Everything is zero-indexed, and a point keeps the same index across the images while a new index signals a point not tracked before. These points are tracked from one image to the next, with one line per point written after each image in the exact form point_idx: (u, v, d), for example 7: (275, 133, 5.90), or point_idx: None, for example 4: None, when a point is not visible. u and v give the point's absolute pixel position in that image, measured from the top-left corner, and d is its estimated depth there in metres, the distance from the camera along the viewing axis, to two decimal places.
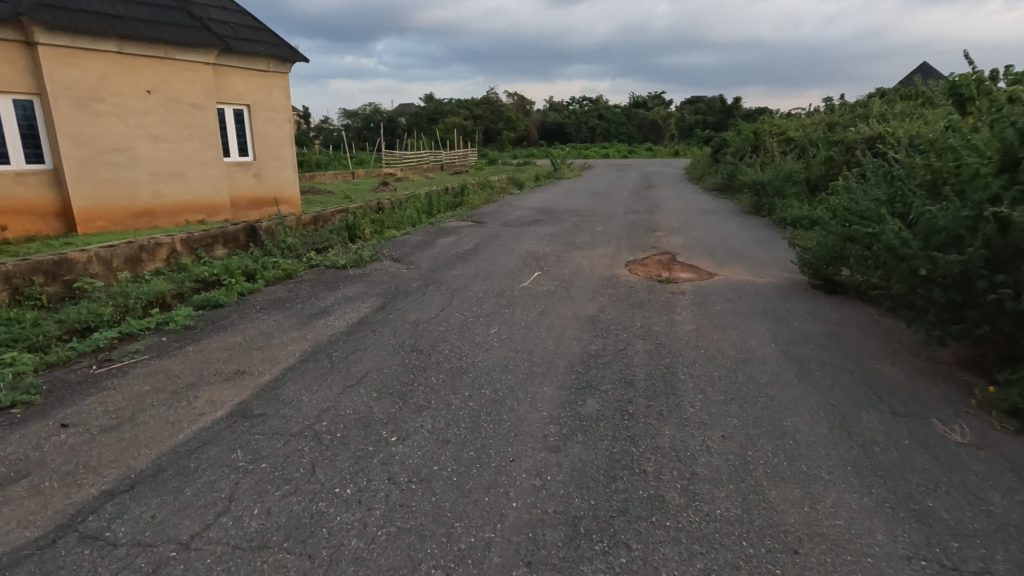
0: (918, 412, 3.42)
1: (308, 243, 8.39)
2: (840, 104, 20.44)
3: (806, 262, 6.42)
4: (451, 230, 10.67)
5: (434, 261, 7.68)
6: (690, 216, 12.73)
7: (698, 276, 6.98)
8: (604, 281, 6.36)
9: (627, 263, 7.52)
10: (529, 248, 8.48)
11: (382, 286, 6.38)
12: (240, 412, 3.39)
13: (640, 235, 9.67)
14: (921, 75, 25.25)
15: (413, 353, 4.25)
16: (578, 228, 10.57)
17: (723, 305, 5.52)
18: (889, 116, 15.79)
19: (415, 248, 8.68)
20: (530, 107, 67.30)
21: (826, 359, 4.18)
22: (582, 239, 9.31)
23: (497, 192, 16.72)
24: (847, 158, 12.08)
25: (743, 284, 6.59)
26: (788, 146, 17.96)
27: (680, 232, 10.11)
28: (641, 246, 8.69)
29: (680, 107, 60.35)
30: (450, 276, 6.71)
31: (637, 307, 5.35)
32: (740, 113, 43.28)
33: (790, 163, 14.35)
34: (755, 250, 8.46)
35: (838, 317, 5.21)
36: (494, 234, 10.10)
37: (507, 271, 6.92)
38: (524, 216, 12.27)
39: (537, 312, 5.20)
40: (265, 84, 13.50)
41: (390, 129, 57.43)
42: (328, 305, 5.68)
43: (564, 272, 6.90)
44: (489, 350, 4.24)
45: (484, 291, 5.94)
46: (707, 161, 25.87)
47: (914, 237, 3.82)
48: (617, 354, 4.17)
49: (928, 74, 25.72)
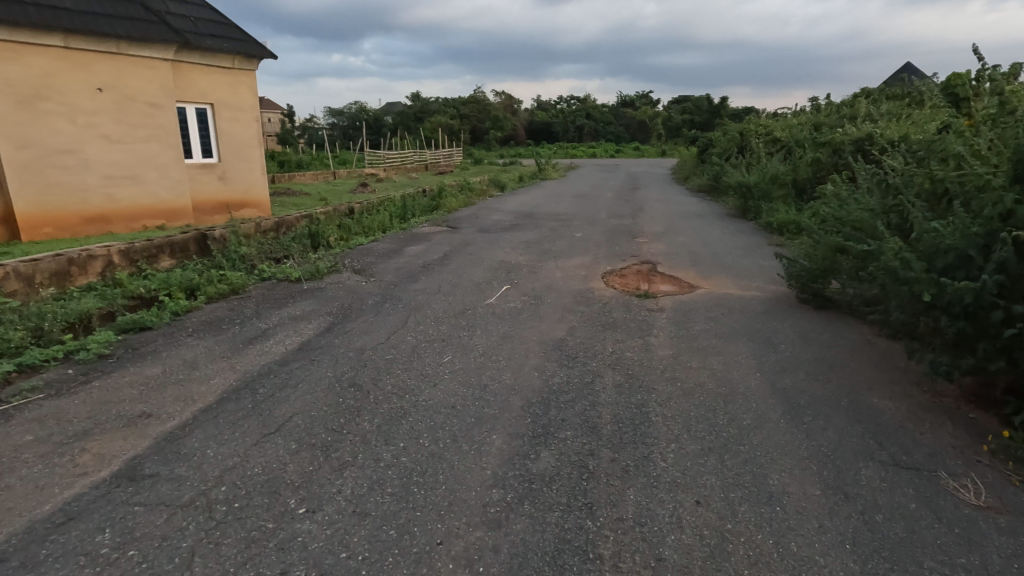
0: (923, 462, 2.97)
1: (264, 253, 7.80)
2: (827, 104, 20.17)
3: (793, 274, 5.97)
4: (424, 236, 10.12)
5: (398, 273, 7.14)
6: (674, 220, 12.31)
7: (678, 288, 6.51)
8: (577, 297, 5.87)
9: (604, 274, 7.03)
10: (501, 257, 7.97)
11: (334, 304, 5.84)
12: (127, 472, 2.84)
13: (620, 242, 9.20)
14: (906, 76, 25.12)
15: (351, 389, 3.72)
16: (557, 234, 10.07)
17: (703, 325, 5.04)
18: (877, 117, 15.46)
19: (381, 258, 8.14)
20: (517, 106, 66.80)
21: (817, 394, 3.71)
22: (559, 246, 8.81)
23: (476, 195, 16.19)
24: (835, 161, 11.70)
25: (726, 298, 6.12)
26: (775, 147, 17.59)
27: (662, 239, 9.66)
28: (620, 254, 8.22)
29: (668, 107, 60.13)
30: (411, 291, 6.19)
31: (609, 329, 4.86)
32: (727, 112, 43.07)
33: (776, 165, 13.97)
34: (740, 259, 8.01)
35: (829, 339, 4.75)
36: (467, 241, 9.57)
37: (474, 284, 6.41)
38: (502, 221, 11.75)
39: (499, 335, 4.69)
40: (230, 82, 12.86)
41: (375, 128, 56.62)
42: (270, 327, 5.13)
43: (535, 285, 6.41)
44: (437, 385, 3.73)
45: (444, 310, 5.42)
46: (694, 161, 25.49)
47: (917, 257, 3.36)
48: (582, 389, 3.67)
49: (914, 74, 25.53)
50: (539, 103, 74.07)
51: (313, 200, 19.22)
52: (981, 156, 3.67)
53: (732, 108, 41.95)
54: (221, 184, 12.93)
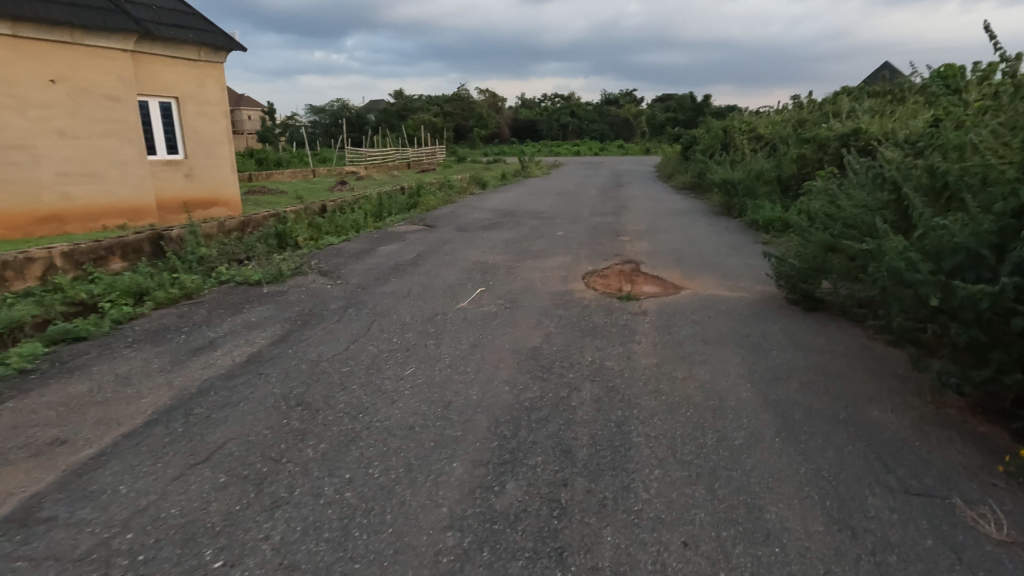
0: (934, 487, 2.65)
1: (224, 254, 7.33)
2: (809, 101, 20.10)
3: (782, 274, 5.66)
4: (398, 235, 9.70)
5: (367, 274, 6.73)
6: (658, 217, 12.03)
7: (662, 289, 6.18)
8: (555, 300, 5.52)
9: (584, 274, 6.68)
10: (478, 256, 7.60)
11: (294, 309, 5.41)
12: (20, 516, 2.42)
13: (603, 241, 8.87)
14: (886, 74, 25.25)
15: (298, 407, 3.32)
16: (537, 233, 9.71)
17: (689, 329, 4.72)
18: (860, 114, 15.33)
19: (350, 259, 7.71)
20: (502, 103, 66.37)
21: (813, 407, 3.40)
22: (539, 246, 8.45)
23: (457, 193, 15.77)
24: (819, 158, 11.51)
25: (713, 300, 5.81)
26: (759, 144, 17.42)
27: (646, 237, 9.35)
28: (601, 254, 7.89)
29: (652, 105, 60.16)
30: (379, 294, 5.78)
31: (588, 334, 4.52)
32: (710, 110, 43.06)
33: (761, 162, 13.77)
34: (726, 258, 7.72)
35: (822, 344, 4.46)
36: (444, 240, 9.17)
37: (446, 286, 6.02)
38: (481, 219, 11.36)
39: (468, 343, 4.32)
40: (196, 75, 12.29)
41: (357, 125, 55.81)
42: (220, 335, 4.69)
43: (511, 287, 6.04)
44: (395, 402, 3.34)
45: (412, 315, 5.04)
46: (677, 158, 25.30)
47: (923, 257, 3.05)
48: (557, 405, 3.31)
49: (896, 71, 25.57)
50: (523, 101, 73.70)
51: (288, 198, 18.63)
52: (987, 147, 3.38)
53: (715, 106, 41.95)
54: (188, 182, 12.37)
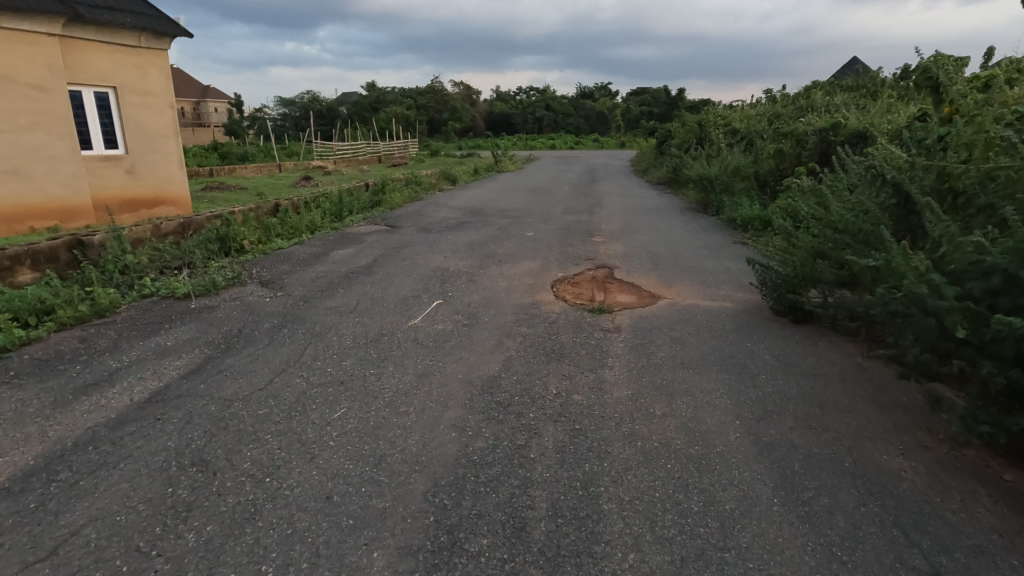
0: (968, 565, 2.17)
1: (154, 262, 6.56)
2: (782, 95, 19.92)
3: (766, 283, 5.17)
4: (357, 237, 9.01)
5: (313, 284, 6.06)
6: (632, 215, 11.56)
7: (637, 299, 5.66)
8: (519, 315, 4.93)
9: (553, 282, 6.12)
10: (438, 261, 6.98)
11: (222, 329, 4.74)
12: None
13: (575, 243, 8.33)
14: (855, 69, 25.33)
15: (192, 469, 2.68)
16: (506, 234, 9.13)
17: (667, 349, 4.19)
18: (835, 108, 15.09)
19: (298, 265, 7.02)
20: (476, 96, 65.40)
21: (814, 452, 2.90)
22: (506, 249, 7.87)
23: (424, 190, 15.08)
24: (797, 153, 11.19)
25: (693, 311, 5.30)
26: (734, 139, 17.10)
27: (620, 238, 8.84)
28: (573, 257, 7.35)
29: (626, 98, 59.99)
30: (322, 309, 5.13)
31: (554, 359, 3.95)
32: (684, 104, 42.96)
33: (737, 157, 13.44)
34: (705, 262, 7.26)
35: (815, 367, 3.98)
36: (404, 242, 8.52)
37: (399, 298, 5.41)
38: (448, 219, 10.74)
39: (415, 372, 3.72)
40: (137, 63, 11.35)
41: (327, 118, 54.34)
42: (124, 365, 4.00)
43: (472, 299, 5.45)
44: (314, 459, 2.73)
45: (355, 336, 4.40)
46: (652, 153, 24.95)
47: (947, 277, 2.55)
48: (512, 459, 2.74)
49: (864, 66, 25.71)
50: (498, 94, 72.84)
51: (247, 196, 17.66)
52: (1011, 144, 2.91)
53: (689, 100, 41.85)
54: (130, 179, 11.45)
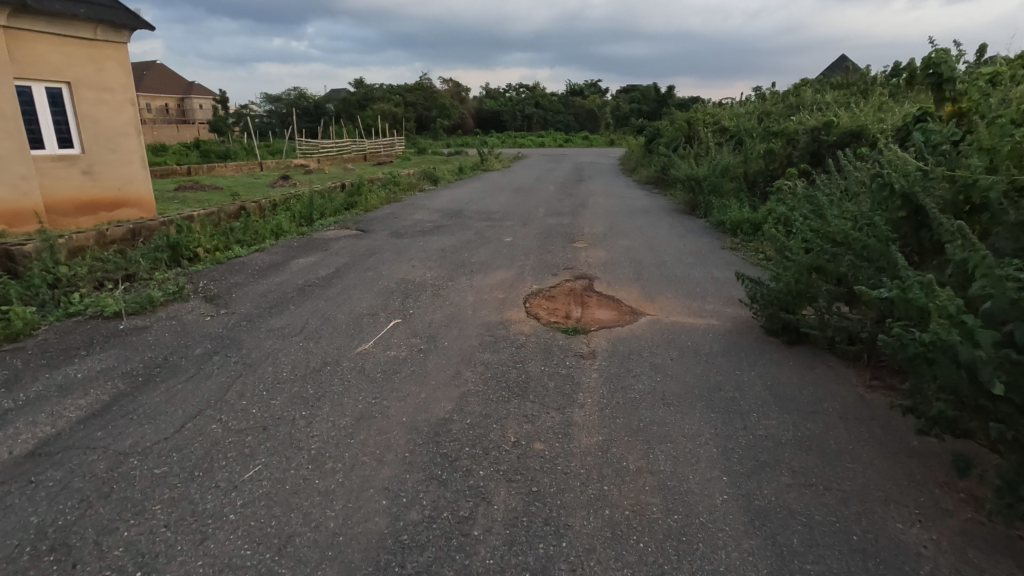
0: None
1: (91, 274, 5.99)
2: (772, 92, 19.57)
3: (762, 300, 4.68)
4: (323, 243, 8.46)
5: (262, 300, 5.52)
6: (617, 218, 11.10)
7: (617, 315, 5.18)
8: (483, 337, 4.43)
9: (527, 295, 5.63)
10: (405, 272, 6.46)
11: (146, 356, 4.19)
12: None
13: (554, 249, 7.83)
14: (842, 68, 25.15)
15: (48, 558, 2.15)
16: (482, 239, 8.61)
17: (646, 381, 3.70)
18: (826, 106, 14.71)
19: (253, 276, 6.46)
20: (464, 93, 64.71)
21: (815, 523, 2.42)
22: (480, 256, 7.36)
23: (403, 190, 14.51)
24: (788, 154, 10.78)
25: (677, 330, 4.81)
26: (723, 137, 16.68)
27: (603, 243, 8.35)
28: (550, 266, 6.86)
29: (615, 96, 59.60)
30: (264, 331, 4.59)
31: (516, 395, 3.45)
32: (674, 101, 42.60)
33: (726, 157, 13.02)
34: (691, 271, 6.78)
35: (812, 402, 3.50)
36: (373, 249, 7.99)
37: (354, 317, 4.89)
38: (424, 222, 10.21)
39: (352, 414, 3.20)
40: (92, 56, 10.68)
41: (312, 115, 53.46)
42: (19, 405, 3.44)
43: (434, 317, 4.94)
44: (206, 541, 2.22)
45: (294, 365, 3.87)
46: (641, 151, 24.51)
47: (982, 317, 2.07)
48: (450, 540, 2.24)
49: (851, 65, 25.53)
50: (488, 91, 72.22)
51: (220, 196, 17.00)
52: None
53: (679, 98, 41.46)
54: (87, 180, 10.79)
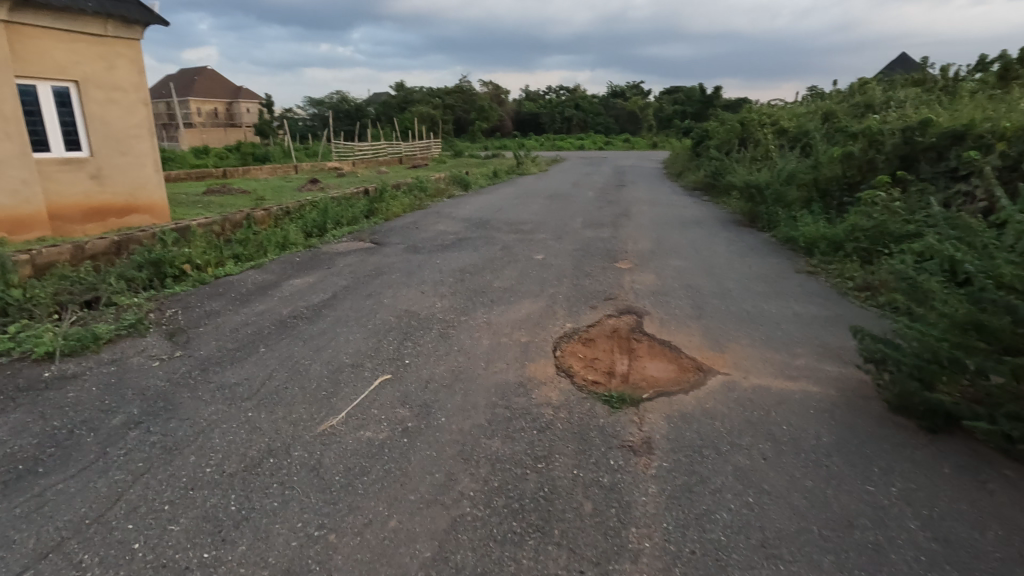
0: None
1: (48, 298, 5.12)
2: (836, 90, 17.76)
3: (892, 364, 3.31)
4: (329, 259, 7.46)
5: (233, 338, 4.50)
6: (666, 230, 9.76)
7: (676, 372, 3.92)
8: (494, 408, 3.26)
9: (556, 339, 4.42)
10: (412, 300, 5.36)
11: (51, 423, 3.18)
12: None
13: (592, 272, 6.59)
14: (910, 66, 22.96)
15: None
16: (510, 257, 7.45)
17: (731, 506, 2.44)
18: (905, 104, 12.93)
19: (235, 302, 5.48)
20: (504, 96, 63.78)
21: None
22: (504, 279, 6.20)
23: (429, 197, 13.50)
24: (870, 158, 9.19)
25: (762, 400, 3.51)
26: (783, 139, 15.04)
27: (651, 264, 7.07)
28: (588, 295, 5.63)
29: (658, 98, 57.63)
30: (212, 388, 3.54)
31: (531, 530, 2.26)
32: (721, 102, 40.56)
33: (791, 162, 11.47)
34: (765, 306, 5.42)
35: (1009, 563, 2.18)
36: (383, 266, 6.94)
37: (333, 369, 3.80)
38: (446, 234, 9.13)
39: (277, 564, 2.08)
40: (102, 53, 10.05)
41: (352, 118, 53.63)
42: None
43: (436, 371, 3.80)
44: None
45: (226, 454, 2.78)
46: (687, 154, 22.87)
47: None
48: None
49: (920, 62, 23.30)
50: (527, 93, 71.30)
51: (245, 200, 16.37)
52: None
53: (725, 98, 39.45)
54: (96, 184, 10.15)
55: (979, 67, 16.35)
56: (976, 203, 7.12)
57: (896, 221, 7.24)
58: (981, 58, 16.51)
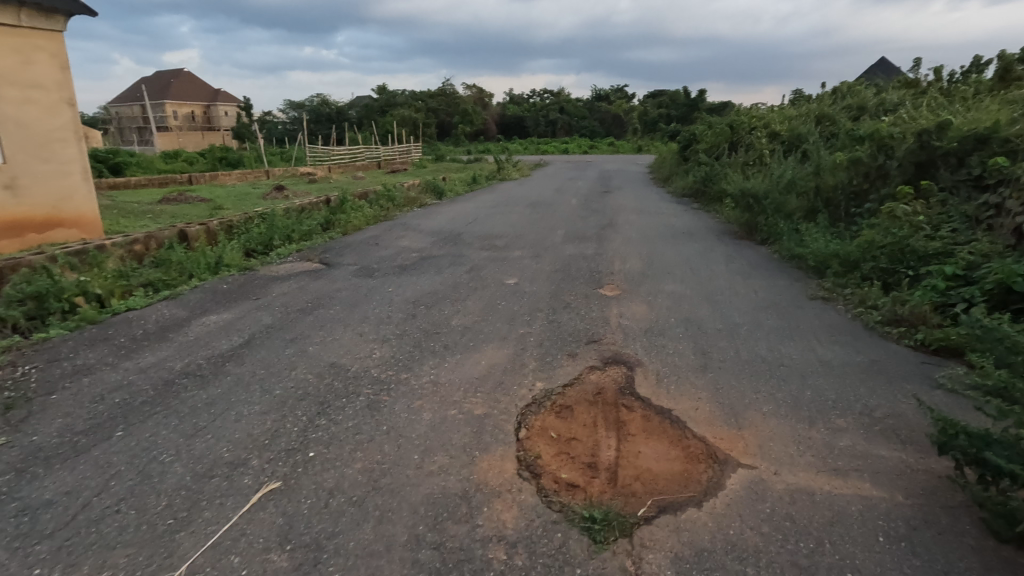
0: None
1: None
2: (828, 92, 16.99)
3: (995, 470, 2.31)
4: (264, 285, 6.30)
5: (91, 412, 3.36)
6: (656, 245, 8.77)
7: (684, 464, 2.88)
8: (420, 549, 2.20)
9: (521, 411, 3.35)
10: (344, 347, 4.26)
11: None
12: None
13: (573, 302, 5.54)
14: (897, 69, 22.42)
15: None
16: (477, 281, 6.38)
17: None
18: (905, 106, 12.16)
19: (123, 351, 4.33)
20: (488, 98, 62.72)
21: None
22: (466, 314, 5.12)
23: (398, 207, 12.38)
24: (880, 164, 8.28)
25: (805, 517, 2.48)
26: (775, 143, 14.19)
27: (641, 290, 6.05)
28: (565, 336, 4.58)
29: (643, 102, 57.08)
30: (7, 513, 2.41)
31: None
32: (706, 106, 40.09)
33: (790, 168, 10.57)
34: (782, 349, 4.42)
35: None
36: (324, 296, 5.81)
37: (203, 471, 2.69)
38: (408, 252, 8.03)
39: None
40: (16, 45, 8.06)
41: (331, 121, 52.28)
42: None
43: (348, 471, 2.71)
44: None
45: None
46: (674, 159, 22.02)
47: None
48: None
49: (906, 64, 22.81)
50: (512, 95, 70.44)
51: (200, 210, 15.11)
52: None
53: (710, 102, 38.88)
54: (9, 198, 8.11)
55: (975, 68, 15.71)
56: (1008, 215, 6.22)
57: (919, 238, 6.32)
58: (975, 60, 15.92)
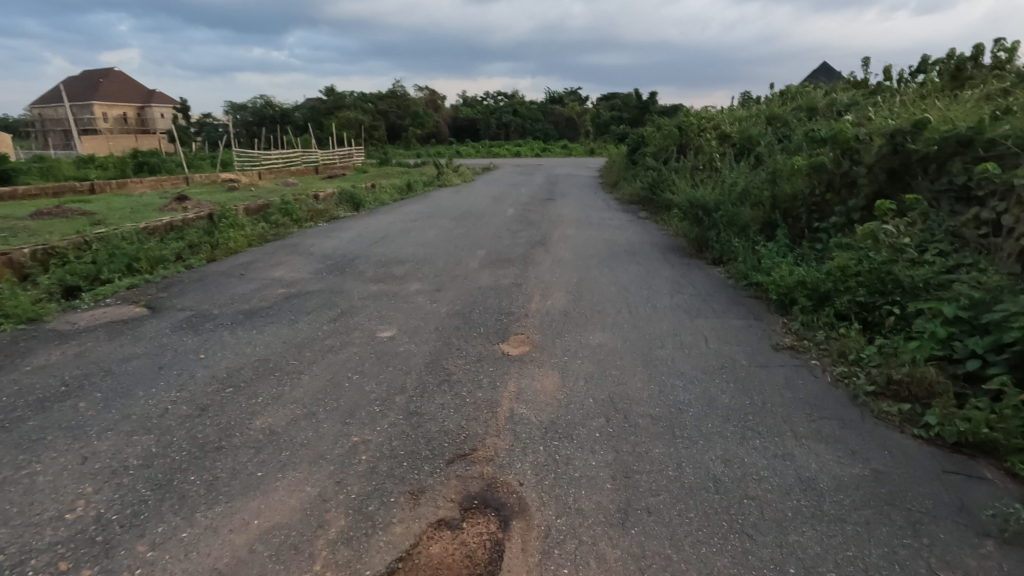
0: None
1: None
2: (777, 92, 16.14)
3: None
4: (30, 349, 4.44)
5: None
6: (590, 269, 7.31)
7: None
8: None
9: None
10: (29, 495, 2.52)
11: None
12: None
13: (456, 370, 3.96)
14: (837, 74, 22.22)
15: None
16: (340, 335, 4.71)
17: None
18: (860, 106, 11.17)
19: None
20: (438, 100, 60.88)
21: None
22: (287, 403, 3.45)
23: (298, 221, 10.55)
24: (845, 171, 7.05)
25: None
26: (725, 146, 13.03)
27: (556, 344, 4.53)
28: (421, 446, 2.98)
29: (595, 106, 56.60)
30: None
31: None
32: (658, 108, 39.49)
33: (742, 174, 9.33)
34: (743, 457, 2.95)
35: None
36: (100, 369, 4.01)
37: None
38: (274, 287, 6.27)
39: None
40: None
41: (270, 123, 49.34)
42: None
43: None
44: None
45: None
46: (623, 163, 20.79)
47: None
48: None
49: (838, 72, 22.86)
50: (464, 97, 68.79)
51: (70, 224, 12.76)
52: None
53: (661, 106, 38.39)
54: None
55: (922, 68, 15.15)
56: (1009, 236, 5.02)
57: (903, 265, 5.04)
58: (923, 59, 15.25)
